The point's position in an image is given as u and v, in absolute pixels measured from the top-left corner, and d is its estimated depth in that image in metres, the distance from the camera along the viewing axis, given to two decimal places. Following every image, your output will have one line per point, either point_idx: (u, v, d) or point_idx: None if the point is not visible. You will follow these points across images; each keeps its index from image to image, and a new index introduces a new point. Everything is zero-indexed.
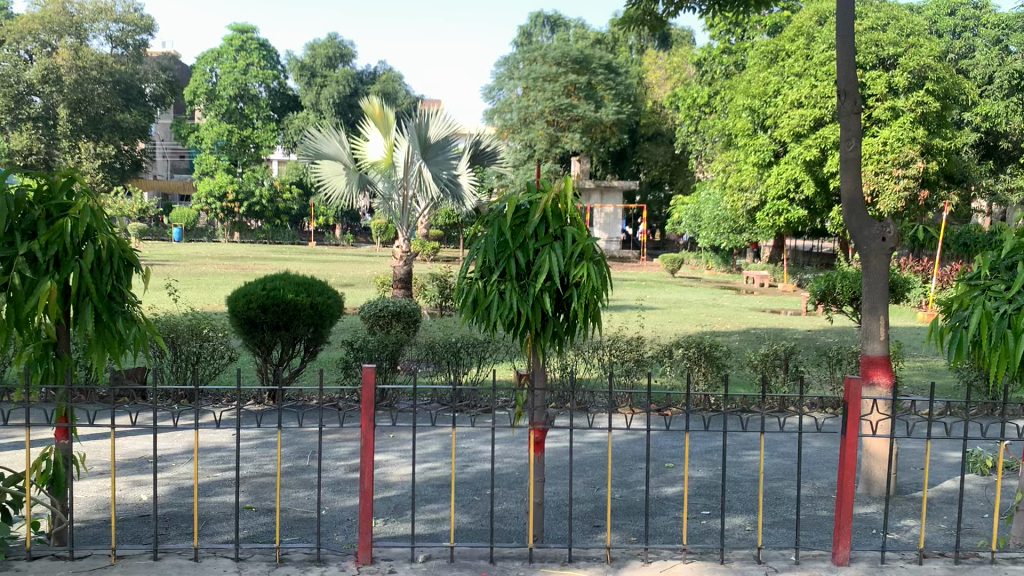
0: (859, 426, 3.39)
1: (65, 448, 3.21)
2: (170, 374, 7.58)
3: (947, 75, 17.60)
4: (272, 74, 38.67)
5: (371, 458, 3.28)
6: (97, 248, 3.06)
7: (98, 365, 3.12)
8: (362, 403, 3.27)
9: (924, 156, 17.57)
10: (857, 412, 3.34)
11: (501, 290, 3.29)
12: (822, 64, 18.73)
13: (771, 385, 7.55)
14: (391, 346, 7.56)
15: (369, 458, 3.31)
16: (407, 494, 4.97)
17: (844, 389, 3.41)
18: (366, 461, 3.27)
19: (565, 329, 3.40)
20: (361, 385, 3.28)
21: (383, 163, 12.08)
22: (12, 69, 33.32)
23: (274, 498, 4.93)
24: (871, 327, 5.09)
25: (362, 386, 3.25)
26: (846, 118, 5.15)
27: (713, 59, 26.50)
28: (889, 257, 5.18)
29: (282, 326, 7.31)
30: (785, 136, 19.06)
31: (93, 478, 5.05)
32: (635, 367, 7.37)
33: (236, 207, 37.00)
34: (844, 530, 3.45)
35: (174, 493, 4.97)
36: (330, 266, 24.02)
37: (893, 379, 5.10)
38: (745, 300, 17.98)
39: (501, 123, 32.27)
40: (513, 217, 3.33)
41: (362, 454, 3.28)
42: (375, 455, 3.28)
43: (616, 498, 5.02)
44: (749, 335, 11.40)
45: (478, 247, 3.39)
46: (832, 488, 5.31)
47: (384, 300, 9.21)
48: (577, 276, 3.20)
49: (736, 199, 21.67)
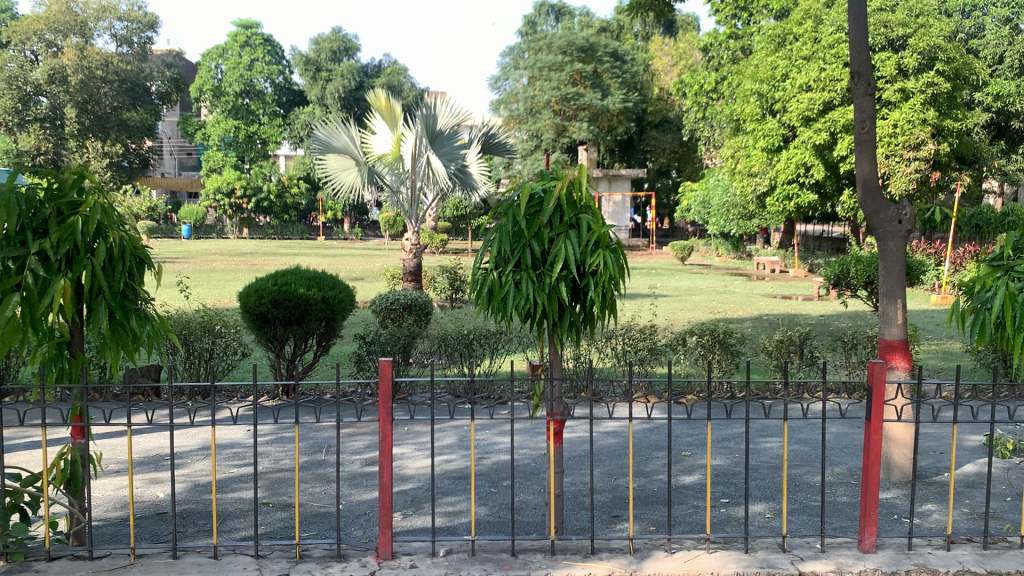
0: (884, 410, 3.34)
1: (82, 447, 3.17)
2: (183, 372, 7.61)
3: (957, 55, 17.44)
4: (277, 69, 38.78)
5: (390, 455, 3.24)
6: (108, 245, 3.04)
7: (113, 365, 3.09)
8: (379, 400, 3.22)
9: (935, 137, 17.43)
10: (880, 396, 3.30)
11: (517, 280, 3.25)
12: (831, 47, 18.44)
13: (787, 371, 7.53)
14: (403, 340, 7.55)
15: (387, 456, 3.27)
16: (424, 487, 4.97)
17: (867, 373, 3.37)
18: (384, 458, 3.24)
19: (581, 320, 3.35)
20: (378, 379, 3.23)
21: (391, 156, 11.96)
22: (19, 69, 33.42)
23: (291, 493, 4.95)
24: (890, 311, 5.04)
25: (378, 381, 3.20)
26: (860, 99, 5.05)
27: (719, 44, 26.31)
28: (906, 239, 5.12)
29: (294, 320, 7.30)
30: (794, 120, 18.90)
31: (112, 476, 5.08)
32: (649, 356, 7.33)
33: (244, 203, 37.28)
34: (870, 517, 3.41)
35: (191, 490, 4.98)
36: (340, 259, 24.04)
37: (912, 363, 5.03)
38: (757, 286, 17.88)
39: (507, 113, 32.13)
40: (527, 205, 3.27)
41: (379, 452, 3.24)
42: (392, 454, 3.25)
43: (635, 487, 4.99)
44: (762, 321, 11.37)
45: (492, 238, 3.34)
46: (852, 474, 5.26)
47: (395, 292, 9.18)
48: (593, 265, 3.16)
49: (746, 184, 21.61)
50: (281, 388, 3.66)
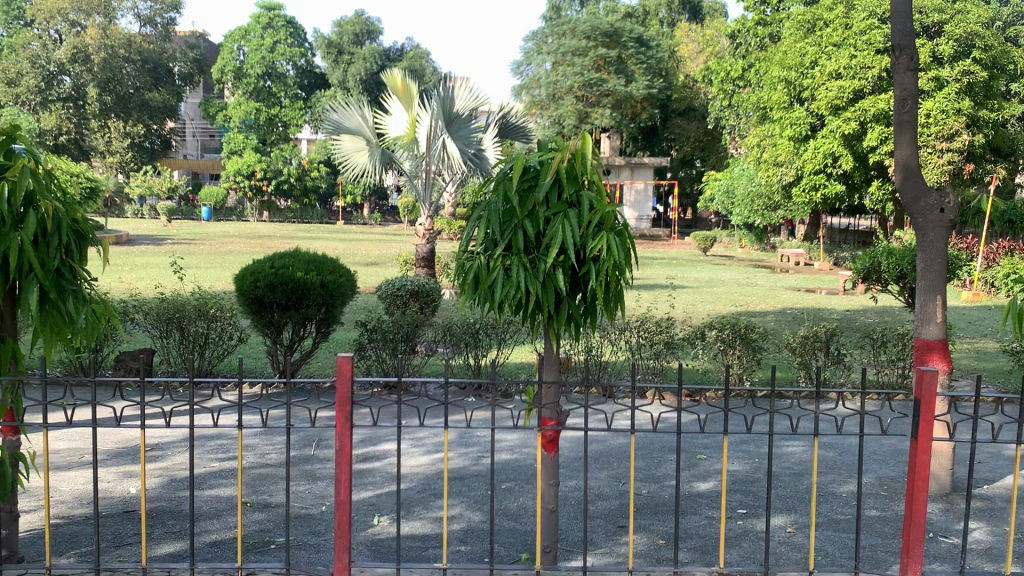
0: (933, 429, 2.90)
1: (12, 445, 2.88)
2: (177, 356, 7.33)
3: (995, 43, 16.85)
4: (299, 52, 38.41)
5: (347, 464, 2.82)
6: (41, 215, 2.67)
7: (45, 353, 2.73)
8: (336, 398, 2.80)
9: (970, 128, 16.73)
10: (929, 411, 2.86)
11: (507, 266, 2.84)
12: (863, 33, 17.74)
13: (811, 370, 7.07)
14: (407, 327, 7.18)
15: (346, 465, 2.86)
16: (414, 489, 4.62)
17: (915, 382, 2.93)
18: (341, 468, 2.82)
19: (582, 312, 2.96)
20: (336, 378, 2.80)
21: (405, 138, 11.51)
22: (42, 49, 33.23)
23: (272, 491, 4.63)
24: (928, 307, 4.60)
25: (335, 379, 2.78)
26: (901, 76, 4.55)
27: (748, 30, 25.67)
28: (948, 229, 4.66)
29: (291, 305, 6.93)
30: (823, 108, 18.27)
31: (84, 473, 4.81)
32: (665, 350, 6.91)
33: (264, 185, 36.98)
34: (914, 551, 2.96)
35: (167, 485, 4.70)
36: (356, 245, 23.81)
37: (951, 365, 4.60)
38: (780, 279, 17.40)
39: (529, 99, 31.71)
40: (520, 180, 2.85)
41: (337, 460, 2.83)
42: (351, 464, 2.84)
43: (642, 494, 4.61)
44: (785, 316, 10.93)
45: (479, 218, 2.95)
46: (882, 484, 4.84)
47: (402, 277, 8.80)
48: (594, 249, 2.76)
49: (772, 174, 21.09)
50: (248, 381, 3.25)
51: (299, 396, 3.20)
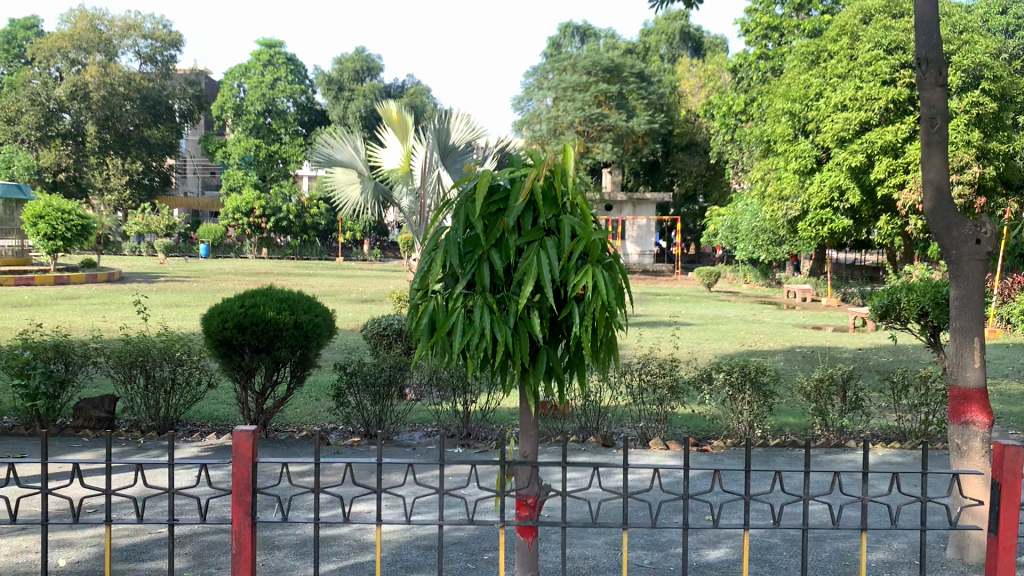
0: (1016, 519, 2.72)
1: None
2: (141, 404, 6.77)
3: (1004, 74, 16.46)
4: (300, 89, 38.28)
5: (247, 562, 2.74)
6: None
7: None
8: (236, 482, 2.72)
9: (980, 160, 16.30)
10: (1015, 500, 2.68)
11: (469, 308, 2.32)
12: (868, 64, 17.29)
13: (826, 416, 6.46)
14: (390, 371, 6.58)
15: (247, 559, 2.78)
16: (382, 560, 4.02)
17: (993, 460, 2.73)
18: (240, 567, 2.74)
19: (565, 364, 2.44)
20: (234, 461, 2.72)
21: (400, 171, 11.02)
22: (42, 87, 33.23)
23: (219, 563, 4.03)
24: (964, 352, 4.01)
25: (234, 461, 2.71)
26: (928, 91, 4.01)
27: (749, 65, 25.39)
28: (986, 263, 4.08)
29: (262, 347, 6.37)
30: (829, 140, 17.87)
31: (9, 543, 4.23)
32: (670, 395, 6.31)
33: (263, 222, 36.71)
34: None
35: (100, 556, 4.10)
36: (352, 281, 23.37)
37: (993, 416, 4.02)
38: (787, 315, 16.85)
39: (530, 134, 31.41)
40: (486, 201, 2.34)
41: (236, 557, 2.75)
42: (252, 559, 2.75)
43: (643, 565, 4.00)
44: (794, 355, 10.42)
45: (434, 248, 2.42)
46: (914, 551, 4.25)
47: (387, 316, 8.26)
48: (578, 286, 2.24)
49: (776, 208, 20.63)
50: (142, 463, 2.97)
51: (204, 463, 2.90)
